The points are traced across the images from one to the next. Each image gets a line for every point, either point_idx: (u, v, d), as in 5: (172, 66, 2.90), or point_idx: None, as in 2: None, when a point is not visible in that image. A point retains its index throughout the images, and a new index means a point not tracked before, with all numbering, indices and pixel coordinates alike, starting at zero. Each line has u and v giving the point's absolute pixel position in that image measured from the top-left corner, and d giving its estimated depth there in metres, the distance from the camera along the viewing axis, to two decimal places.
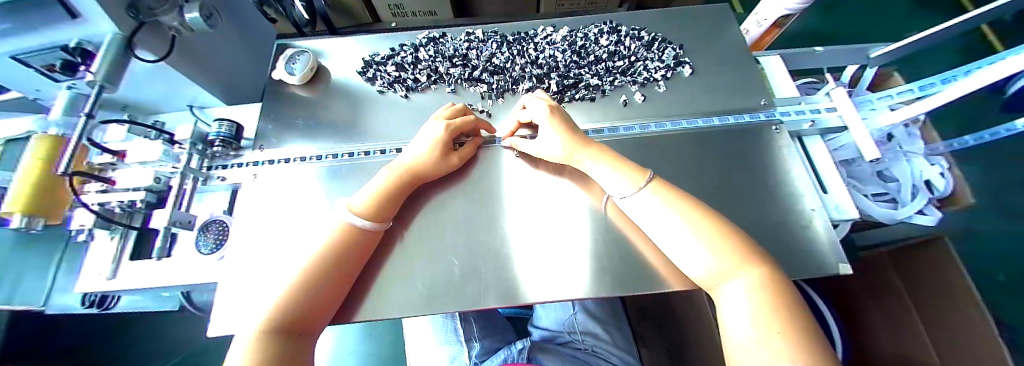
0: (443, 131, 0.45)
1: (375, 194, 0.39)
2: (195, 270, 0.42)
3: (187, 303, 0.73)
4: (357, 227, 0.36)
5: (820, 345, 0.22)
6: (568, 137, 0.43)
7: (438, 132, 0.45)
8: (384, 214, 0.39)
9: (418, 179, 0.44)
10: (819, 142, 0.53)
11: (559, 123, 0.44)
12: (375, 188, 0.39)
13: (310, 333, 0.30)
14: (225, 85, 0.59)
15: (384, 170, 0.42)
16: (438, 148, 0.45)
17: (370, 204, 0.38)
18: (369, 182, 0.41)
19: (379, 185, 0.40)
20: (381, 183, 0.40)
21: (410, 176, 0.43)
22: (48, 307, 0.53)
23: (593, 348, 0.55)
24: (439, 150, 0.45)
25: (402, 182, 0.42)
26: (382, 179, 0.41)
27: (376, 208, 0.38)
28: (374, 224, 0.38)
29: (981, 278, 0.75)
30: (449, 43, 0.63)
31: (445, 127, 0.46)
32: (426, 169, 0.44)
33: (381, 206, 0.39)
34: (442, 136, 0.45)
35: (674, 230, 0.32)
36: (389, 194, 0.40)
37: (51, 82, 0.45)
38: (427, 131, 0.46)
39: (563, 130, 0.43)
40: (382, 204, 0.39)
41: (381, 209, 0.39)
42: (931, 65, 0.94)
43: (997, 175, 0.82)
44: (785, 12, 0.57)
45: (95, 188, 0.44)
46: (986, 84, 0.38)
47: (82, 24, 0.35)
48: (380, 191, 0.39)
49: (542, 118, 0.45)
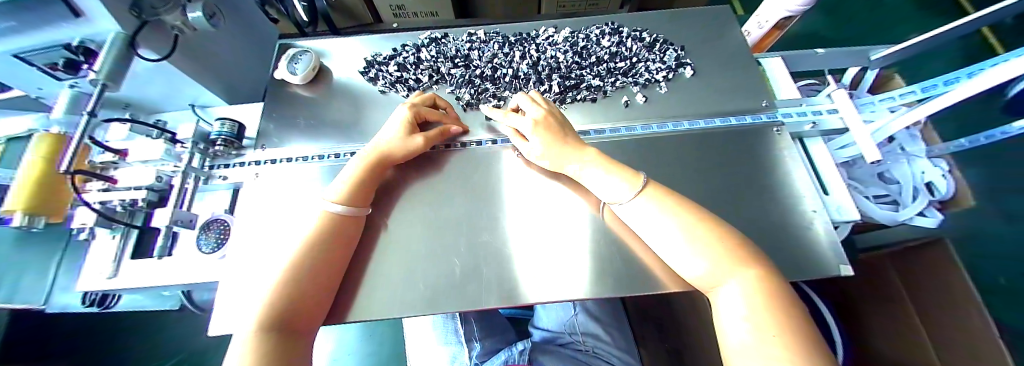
0: (408, 111, 0.46)
1: (350, 182, 0.39)
2: (197, 269, 0.42)
3: (188, 303, 0.71)
4: (334, 213, 0.36)
5: (818, 349, 0.22)
6: (557, 145, 0.43)
7: (403, 114, 0.46)
8: (363, 199, 0.39)
9: (388, 162, 0.43)
10: (820, 143, 0.53)
11: (546, 132, 0.44)
12: (349, 175, 0.40)
13: (303, 331, 0.30)
14: (227, 85, 0.58)
15: (355, 158, 0.42)
16: (404, 128, 0.45)
17: (345, 191, 0.38)
18: (343, 172, 0.41)
19: (353, 171, 0.40)
20: (353, 170, 0.40)
21: (382, 159, 0.43)
22: (49, 307, 0.53)
23: (593, 348, 0.55)
24: (405, 132, 0.45)
25: (374, 166, 0.42)
26: (355, 165, 0.41)
27: (352, 194, 0.38)
28: (350, 209, 0.37)
29: (984, 281, 0.74)
30: (450, 43, 0.63)
31: (410, 108, 0.47)
32: (394, 150, 0.44)
33: (356, 191, 0.39)
34: (408, 117, 0.46)
35: (667, 232, 0.32)
36: (362, 178, 0.40)
37: (53, 81, 0.45)
38: (395, 115, 0.47)
39: (551, 138, 0.43)
40: (356, 188, 0.39)
41: (356, 194, 0.39)
42: (933, 69, 0.94)
43: (1002, 177, 0.82)
44: (786, 14, 0.57)
45: (98, 187, 0.44)
46: (985, 87, 0.38)
47: (87, 22, 0.35)
48: (353, 178, 0.39)
49: (527, 129, 0.45)
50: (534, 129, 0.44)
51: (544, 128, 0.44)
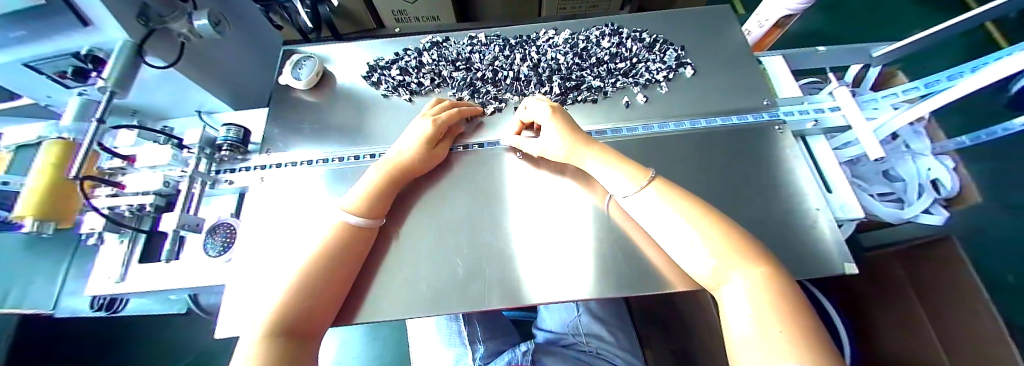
0: (431, 126, 0.46)
1: (366, 193, 0.39)
2: (204, 273, 0.42)
3: (194, 306, 0.72)
4: (351, 225, 0.36)
5: (823, 346, 0.22)
6: (570, 137, 0.43)
7: (425, 128, 0.46)
8: (379, 210, 0.40)
9: (405, 174, 0.44)
10: (823, 141, 0.53)
11: (561, 121, 0.44)
12: (366, 185, 0.40)
13: (312, 334, 0.30)
14: (232, 91, 0.59)
15: (373, 167, 0.42)
16: (423, 141, 0.45)
17: (361, 202, 0.38)
18: (361, 179, 0.41)
19: (371, 181, 0.40)
20: (371, 181, 0.40)
21: (400, 171, 0.43)
22: (57, 311, 0.53)
23: (596, 349, 0.55)
24: (425, 145, 0.45)
25: (392, 178, 0.42)
26: (373, 175, 0.41)
27: (366, 206, 0.38)
28: (367, 221, 0.38)
29: (993, 279, 0.73)
30: (452, 46, 0.64)
31: (433, 121, 0.47)
32: (415, 164, 0.45)
33: (371, 204, 0.39)
34: (430, 130, 0.46)
35: (671, 231, 0.32)
36: (379, 190, 0.40)
37: (62, 88, 0.46)
38: (415, 127, 0.47)
39: (565, 130, 0.43)
40: (373, 201, 0.39)
41: (373, 207, 0.39)
42: (936, 66, 0.94)
43: (1008, 174, 0.81)
44: (787, 13, 0.57)
45: (106, 191, 0.45)
46: (988, 82, 0.38)
47: (94, 31, 0.36)
48: (370, 190, 0.40)
49: (542, 117, 0.46)
50: (551, 116, 0.45)
51: (561, 117, 0.45)
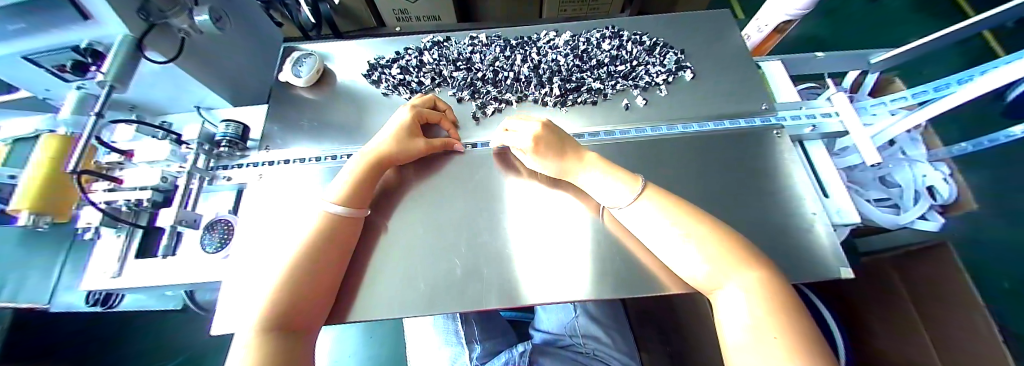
0: (408, 114, 0.47)
1: (348, 183, 0.39)
2: (201, 269, 0.42)
3: (191, 303, 0.72)
4: (334, 214, 0.37)
5: (820, 350, 0.22)
6: (557, 164, 0.43)
7: (403, 116, 0.46)
8: (362, 200, 0.40)
9: (386, 164, 0.44)
10: (820, 146, 0.53)
11: (546, 151, 0.43)
12: (348, 176, 0.40)
13: (305, 331, 0.30)
14: (231, 87, 0.59)
15: (354, 157, 0.42)
16: (402, 129, 0.45)
17: (344, 192, 0.38)
18: (342, 172, 0.41)
19: (352, 172, 0.40)
20: (352, 170, 0.41)
21: (381, 161, 0.43)
22: (54, 305, 0.54)
23: (594, 351, 0.55)
24: (404, 133, 0.45)
25: (374, 168, 0.42)
26: (355, 165, 0.41)
27: (349, 195, 0.38)
28: (350, 210, 0.38)
29: (988, 286, 0.74)
30: (453, 46, 0.64)
31: (411, 111, 0.47)
32: (394, 152, 0.44)
33: (355, 193, 0.39)
34: (407, 119, 0.46)
35: (666, 234, 0.32)
36: (360, 180, 0.40)
37: (61, 82, 0.46)
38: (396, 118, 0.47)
39: (548, 157, 0.43)
40: (355, 190, 0.39)
41: (355, 197, 0.39)
42: (933, 73, 0.94)
43: (1004, 182, 0.82)
44: (785, 18, 0.57)
45: (103, 187, 0.44)
46: (982, 91, 0.38)
47: (94, 25, 0.36)
48: (352, 180, 0.40)
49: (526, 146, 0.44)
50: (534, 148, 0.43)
51: (544, 147, 0.42)
